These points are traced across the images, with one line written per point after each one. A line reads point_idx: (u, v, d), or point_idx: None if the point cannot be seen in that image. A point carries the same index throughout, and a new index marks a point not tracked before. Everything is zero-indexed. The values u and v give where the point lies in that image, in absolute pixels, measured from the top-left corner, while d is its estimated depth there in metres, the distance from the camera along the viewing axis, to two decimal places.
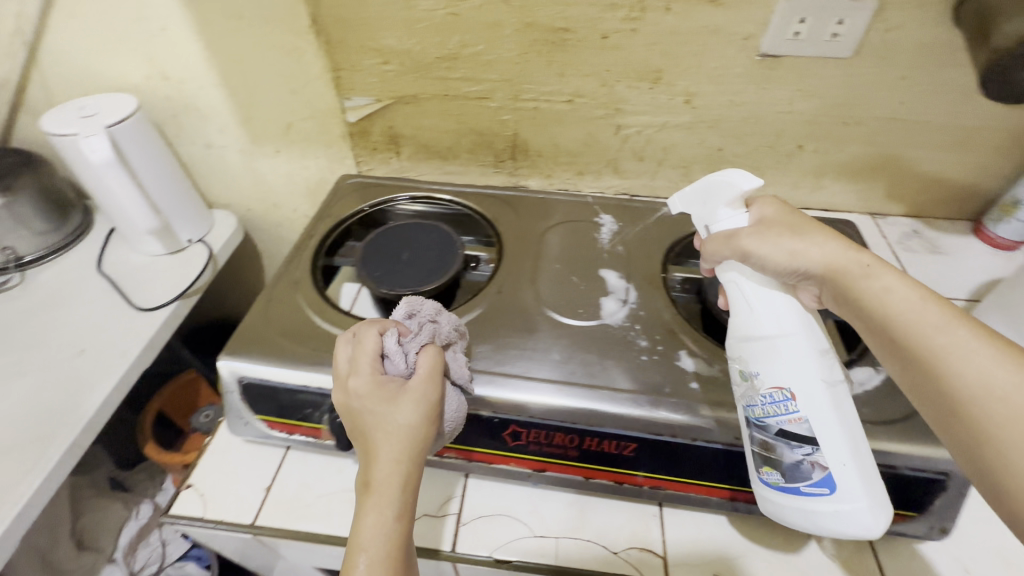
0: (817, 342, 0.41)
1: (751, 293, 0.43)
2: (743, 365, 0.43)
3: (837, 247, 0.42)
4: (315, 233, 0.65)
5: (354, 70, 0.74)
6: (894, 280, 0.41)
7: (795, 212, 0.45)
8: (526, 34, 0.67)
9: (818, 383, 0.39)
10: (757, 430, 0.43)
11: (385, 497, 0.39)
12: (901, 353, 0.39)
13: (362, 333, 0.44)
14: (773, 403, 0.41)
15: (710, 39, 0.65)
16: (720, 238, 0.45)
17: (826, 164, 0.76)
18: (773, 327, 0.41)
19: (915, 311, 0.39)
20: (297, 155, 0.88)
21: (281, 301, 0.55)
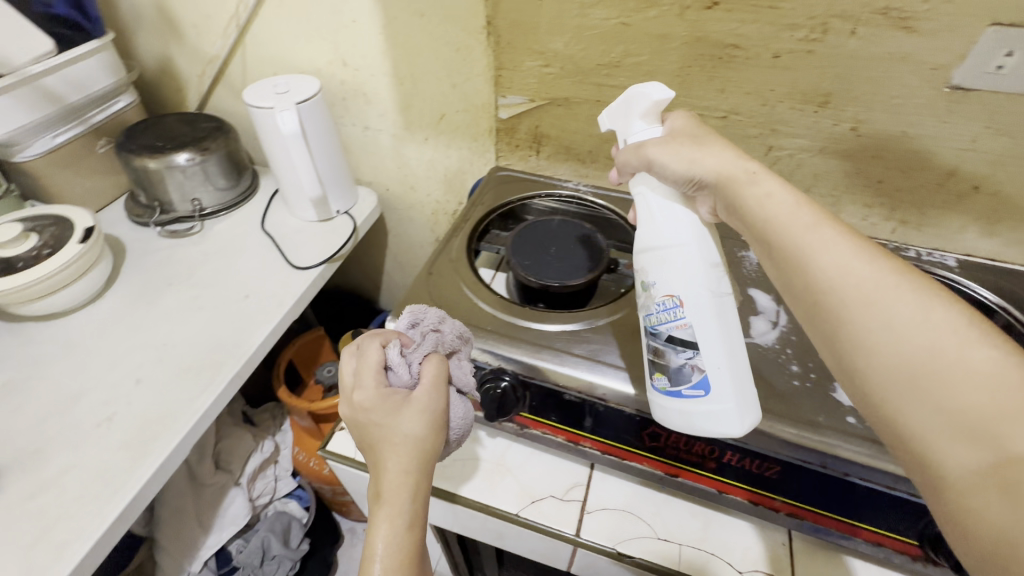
0: (707, 256, 0.44)
1: (656, 207, 0.46)
2: (645, 278, 0.46)
3: (726, 155, 0.45)
4: (467, 219, 0.69)
5: (515, 70, 0.78)
6: (774, 186, 0.43)
7: (699, 130, 0.48)
8: (693, 48, 0.68)
9: (703, 293, 0.43)
10: (652, 339, 0.46)
11: (393, 507, 0.41)
12: (774, 251, 0.42)
13: (365, 347, 0.46)
14: (665, 311, 0.44)
15: (893, 67, 0.62)
16: (632, 149, 0.48)
17: (1004, 210, 0.70)
18: (669, 238, 0.44)
19: (789, 213, 0.42)
20: (442, 144, 0.94)
21: (439, 275, 0.60)
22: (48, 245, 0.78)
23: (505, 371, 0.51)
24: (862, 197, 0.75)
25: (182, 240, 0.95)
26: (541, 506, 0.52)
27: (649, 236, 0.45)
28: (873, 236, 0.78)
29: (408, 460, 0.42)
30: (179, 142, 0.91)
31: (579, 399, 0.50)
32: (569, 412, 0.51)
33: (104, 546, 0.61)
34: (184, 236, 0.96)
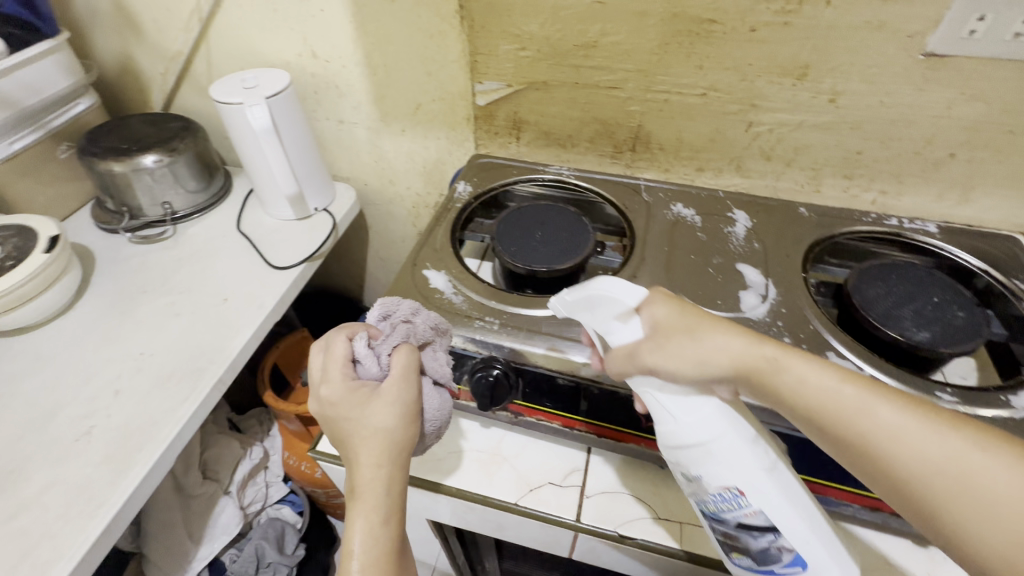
0: (746, 434, 0.40)
1: (673, 405, 0.42)
2: (687, 471, 0.42)
3: (736, 341, 0.42)
4: (452, 206, 0.67)
5: (491, 56, 0.77)
6: (805, 367, 0.41)
7: (686, 307, 0.44)
8: (670, 24, 0.67)
9: (760, 474, 0.39)
10: (716, 522, 0.43)
11: (368, 500, 0.41)
12: (836, 440, 0.39)
13: (332, 341, 0.45)
14: (725, 501, 0.41)
15: (870, 36, 0.62)
16: (622, 356, 0.43)
17: (979, 176, 0.71)
18: (703, 432, 0.40)
19: (835, 394, 0.39)
20: (420, 135, 0.92)
21: (424, 266, 0.59)
22: (10, 256, 0.74)
23: (497, 358, 0.50)
24: (842, 169, 0.75)
25: (155, 246, 0.92)
26: (540, 494, 0.51)
27: (679, 435, 0.41)
28: (854, 207, 0.79)
29: (381, 452, 0.42)
30: (145, 144, 0.88)
31: (573, 382, 0.49)
32: (564, 397, 0.50)
33: (89, 565, 0.58)
34: (156, 241, 0.92)
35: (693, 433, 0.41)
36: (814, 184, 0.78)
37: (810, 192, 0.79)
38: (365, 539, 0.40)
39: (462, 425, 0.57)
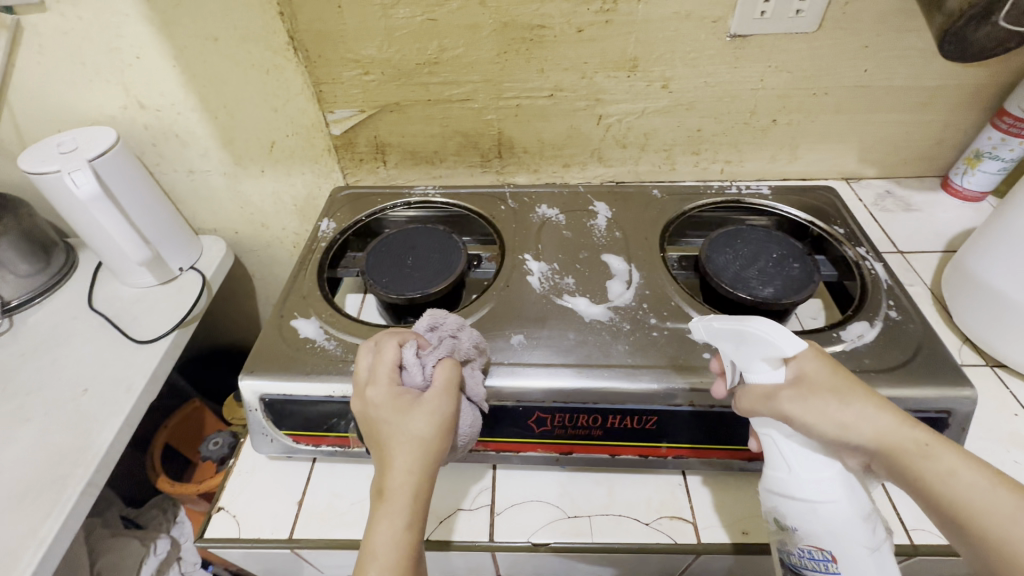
0: (857, 506, 0.39)
1: (793, 457, 0.41)
2: (781, 518, 0.42)
3: (888, 415, 0.40)
4: (317, 246, 0.64)
5: (335, 83, 0.75)
6: (957, 461, 0.38)
7: (837, 372, 0.41)
8: (504, 33, 0.69)
9: (861, 551, 0.39)
10: (792, 573, 0.43)
11: (394, 507, 0.39)
12: (973, 541, 0.36)
13: (383, 344, 0.44)
14: (812, 560, 0.41)
15: (681, 25, 0.67)
16: (757, 395, 0.42)
17: (799, 135, 0.80)
18: (815, 493, 0.40)
19: (985, 499, 0.37)
20: (283, 173, 0.88)
21: (291, 316, 0.55)
22: None
23: None
24: (690, 146, 0.81)
25: None
26: (450, 523, 0.50)
27: (788, 483, 0.41)
28: (707, 178, 0.85)
29: (416, 459, 0.39)
30: None
31: None
32: None
33: None
34: None
35: (803, 492, 0.40)
36: (669, 164, 0.84)
37: (668, 171, 0.85)
38: (388, 545, 0.38)
39: (362, 472, 0.54)
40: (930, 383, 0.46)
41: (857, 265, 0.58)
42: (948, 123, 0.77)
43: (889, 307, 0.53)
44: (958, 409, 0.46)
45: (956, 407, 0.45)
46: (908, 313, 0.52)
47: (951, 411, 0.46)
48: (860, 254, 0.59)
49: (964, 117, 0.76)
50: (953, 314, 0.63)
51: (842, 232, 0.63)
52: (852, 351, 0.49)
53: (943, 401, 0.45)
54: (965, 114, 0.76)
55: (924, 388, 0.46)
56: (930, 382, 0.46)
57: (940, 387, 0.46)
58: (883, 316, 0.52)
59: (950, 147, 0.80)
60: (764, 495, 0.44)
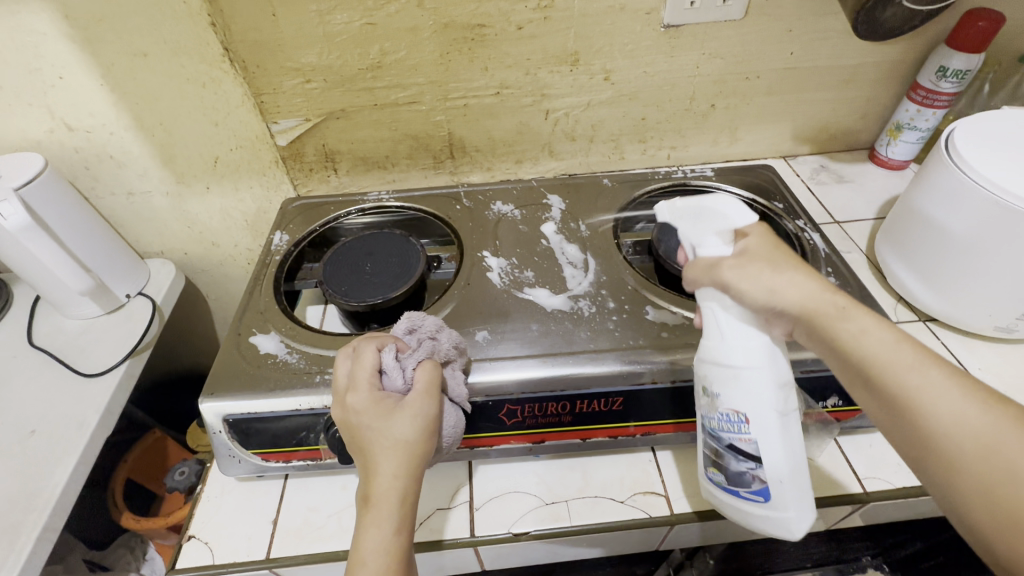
0: (777, 375, 0.41)
1: (727, 327, 0.43)
2: (707, 384, 0.44)
3: (814, 285, 0.42)
4: (271, 260, 0.62)
5: (277, 93, 0.73)
6: (870, 322, 0.40)
7: (776, 249, 0.44)
8: (445, 34, 0.69)
9: (771, 413, 0.41)
10: (711, 438, 0.45)
11: (381, 513, 0.39)
12: (872, 390, 0.39)
13: (362, 350, 0.45)
14: (728, 422, 0.43)
15: (617, 18, 0.69)
16: (702, 265, 0.45)
17: (736, 118, 0.83)
18: (739, 358, 0.42)
19: (890, 354, 0.39)
20: (230, 188, 0.85)
21: (249, 333, 0.54)
22: None
23: None
24: (636, 135, 0.84)
25: None
26: (430, 524, 0.50)
27: (719, 350, 0.42)
28: (655, 165, 0.88)
29: (402, 463, 0.40)
30: None
31: None
32: None
33: None
34: None
35: (729, 359, 0.42)
36: (618, 153, 0.86)
37: (617, 160, 0.87)
38: (377, 552, 0.37)
39: (338, 483, 0.53)
40: None
41: (797, 237, 0.62)
42: (870, 98, 0.82)
43: (828, 274, 0.57)
44: None
45: None
46: (845, 278, 0.56)
47: None
48: (799, 226, 0.63)
49: (884, 91, 0.82)
50: (887, 275, 0.67)
51: (782, 207, 0.66)
52: None
53: None
54: (884, 89, 0.81)
55: None
56: None
57: None
58: None
59: (874, 121, 0.86)
60: (696, 364, 0.46)
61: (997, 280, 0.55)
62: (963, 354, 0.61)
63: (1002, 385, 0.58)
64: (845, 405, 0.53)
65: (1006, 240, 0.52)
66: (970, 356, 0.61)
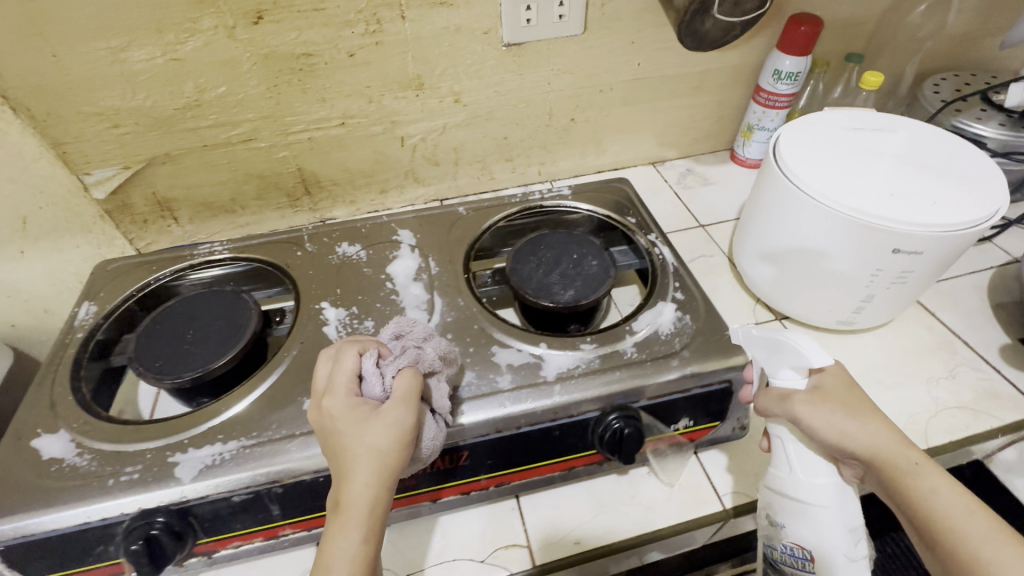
0: (846, 519, 0.42)
1: (796, 460, 0.43)
2: (772, 512, 0.45)
3: (889, 436, 0.41)
4: (72, 338, 0.54)
5: (81, 141, 0.64)
6: (943, 483, 0.38)
7: (848, 392, 0.43)
8: (267, 66, 0.63)
9: (838, 555, 0.42)
10: (776, 564, 0.47)
11: (350, 522, 0.35)
12: (943, 558, 0.37)
13: (342, 353, 0.41)
14: (793, 556, 0.44)
15: (454, 39, 0.67)
16: (774, 395, 0.44)
17: (599, 130, 0.83)
18: (808, 497, 0.42)
19: (963, 522, 0.36)
20: (51, 250, 0.74)
21: (32, 433, 0.46)
22: None
23: (155, 510, 0.41)
24: (501, 154, 0.81)
25: None
26: None
27: (788, 483, 0.43)
28: (528, 183, 0.86)
29: (375, 472, 0.35)
30: None
31: (250, 494, 0.43)
32: (249, 513, 0.43)
33: None
34: None
35: (804, 496, 0.42)
36: (488, 173, 0.83)
37: (488, 181, 0.84)
38: (343, 565, 0.33)
39: None
40: (710, 358, 0.49)
41: (648, 253, 0.61)
42: (721, 102, 0.85)
43: (676, 289, 0.57)
44: (738, 378, 0.49)
45: (735, 375, 0.49)
46: (690, 291, 0.56)
47: (730, 380, 0.49)
48: (650, 241, 0.62)
49: (733, 95, 0.84)
50: (743, 277, 0.68)
51: (634, 222, 0.65)
52: (645, 340, 0.51)
53: (723, 372, 0.49)
54: (733, 93, 0.84)
55: (706, 365, 0.49)
56: (710, 357, 0.49)
57: (719, 359, 0.49)
58: (670, 299, 0.55)
59: (729, 123, 0.88)
60: (759, 489, 0.47)
61: (829, 278, 0.57)
62: None
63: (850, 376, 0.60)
64: (697, 425, 0.50)
65: (832, 240, 0.54)
66: None
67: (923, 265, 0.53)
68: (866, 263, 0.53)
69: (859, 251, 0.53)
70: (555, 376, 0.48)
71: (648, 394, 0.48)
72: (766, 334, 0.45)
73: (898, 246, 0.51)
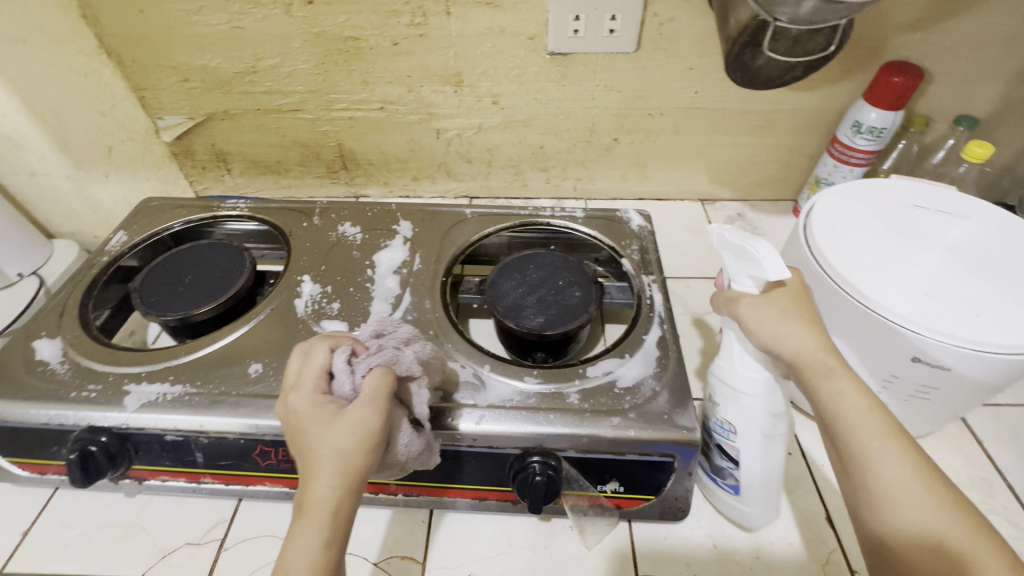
0: (772, 405, 0.41)
1: (736, 353, 0.41)
2: (711, 391, 0.44)
3: (817, 338, 0.38)
4: (98, 260, 0.61)
5: (158, 89, 0.72)
6: (851, 383, 0.36)
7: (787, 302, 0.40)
8: (318, 44, 0.66)
9: (756, 434, 0.42)
10: (704, 432, 0.47)
11: (311, 524, 0.34)
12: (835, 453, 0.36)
13: (313, 348, 0.40)
14: (718, 426, 0.44)
15: (497, 40, 0.66)
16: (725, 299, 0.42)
17: (644, 155, 0.78)
18: (740, 384, 0.41)
19: (862, 421, 0.35)
20: (128, 178, 0.85)
21: (36, 335, 0.53)
22: None
23: (100, 429, 0.46)
24: (536, 162, 0.79)
25: None
26: (171, 560, 0.47)
27: (725, 369, 0.42)
28: (561, 196, 0.84)
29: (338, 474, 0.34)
30: None
31: (179, 437, 0.46)
32: (177, 452, 0.47)
33: None
34: None
35: (738, 384, 0.41)
36: (520, 179, 0.82)
37: (519, 187, 0.83)
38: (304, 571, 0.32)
39: (101, 500, 0.51)
40: (657, 425, 0.44)
41: (638, 294, 0.57)
42: (790, 147, 0.76)
43: (652, 339, 0.52)
44: (682, 454, 0.44)
45: (679, 451, 0.44)
46: (666, 344, 0.51)
47: (674, 455, 0.44)
48: (646, 282, 0.58)
49: (806, 141, 0.75)
50: None
51: (637, 258, 0.61)
52: (595, 388, 0.48)
53: (666, 445, 0.44)
54: (806, 139, 0.75)
55: (649, 433, 0.44)
56: (658, 424, 0.44)
57: (666, 429, 0.44)
58: (641, 349, 0.51)
59: (798, 171, 0.79)
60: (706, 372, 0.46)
61: None
62: (813, 448, 0.54)
63: None
64: (627, 493, 0.46)
65: (842, 329, 0.46)
66: (819, 450, 0.54)
67: (952, 383, 0.43)
68: (877, 366, 0.45)
69: (870, 348, 0.45)
70: (487, 403, 0.46)
71: (576, 446, 0.44)
72: (734, 241, 0.39)
73: (917, 355, 0.42)
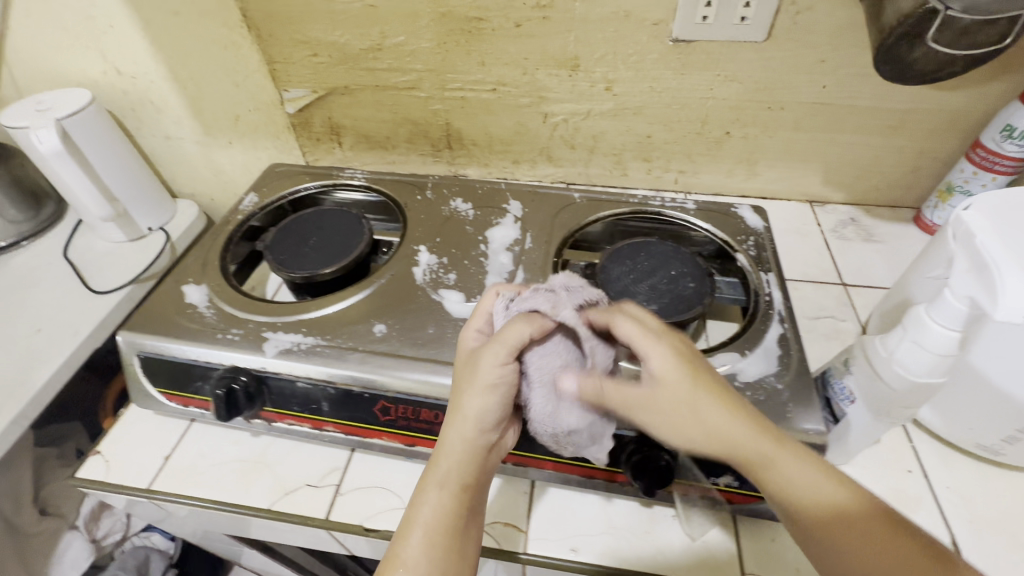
0: (905, 400, 0.42)
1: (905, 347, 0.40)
2: (853, 356, 0.45)
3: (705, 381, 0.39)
4: (233, 218, 0.66)
5: (288, 63, 0.77)
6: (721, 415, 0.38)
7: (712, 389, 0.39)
8: (442, 24, 0.68)
9: (871, 409, 0.44)
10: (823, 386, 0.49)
11: (434, 472, 0.41)
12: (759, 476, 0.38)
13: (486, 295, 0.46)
14: (840, 387, 0.46)
15: (621, 26, 0.65)
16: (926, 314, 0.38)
17: (755, 150, 0.75)
18: (887, 371, 0.41)
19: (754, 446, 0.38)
20: (249, 146, 0.91)
21: (185, 280, 0.58)
22: None
23: (241, 370, 0.50)
24: (639, 152, 0.78)
25: None
26: (293, 497, 0.51)
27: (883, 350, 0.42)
28: (660, 188, 0.82)
29: (461, 429, 0.41)
30: None
31: (310, 385, 0.50)
32: (306, 399, 0.50)
33: None
34: None
35: (883, 370, 0.42)
36: (621, 169, 0.81)
37: (619, 176, 0.82)
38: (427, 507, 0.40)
39: (231, 436, 0.56)
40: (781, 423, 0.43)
41: (756, 291, 0.55)
42: (920, 151, 0.71)
43: (772, 337, 0.50)
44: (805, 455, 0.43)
45: None
46: (788, 344, 0.50)
47: None
48: (764, 279, 0.56)
49: (939, 145, 0.70)
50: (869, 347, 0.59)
51: (754, 255, 0.59)
52: None
53: None
54: (939, 142, 0.70)
55: None
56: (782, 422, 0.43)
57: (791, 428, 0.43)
58: (761, 346, 0.50)
59: (924, 177, 0.74)
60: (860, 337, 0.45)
61: (978, 394, 0.45)
62: (936, 468, 0.51)
63: (974, 513, 0.48)
64: (741, 488, 0.45)
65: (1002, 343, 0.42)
66: (943, 472, 0.51)
67: None
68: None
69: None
70: None
71: None
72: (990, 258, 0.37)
73: None
